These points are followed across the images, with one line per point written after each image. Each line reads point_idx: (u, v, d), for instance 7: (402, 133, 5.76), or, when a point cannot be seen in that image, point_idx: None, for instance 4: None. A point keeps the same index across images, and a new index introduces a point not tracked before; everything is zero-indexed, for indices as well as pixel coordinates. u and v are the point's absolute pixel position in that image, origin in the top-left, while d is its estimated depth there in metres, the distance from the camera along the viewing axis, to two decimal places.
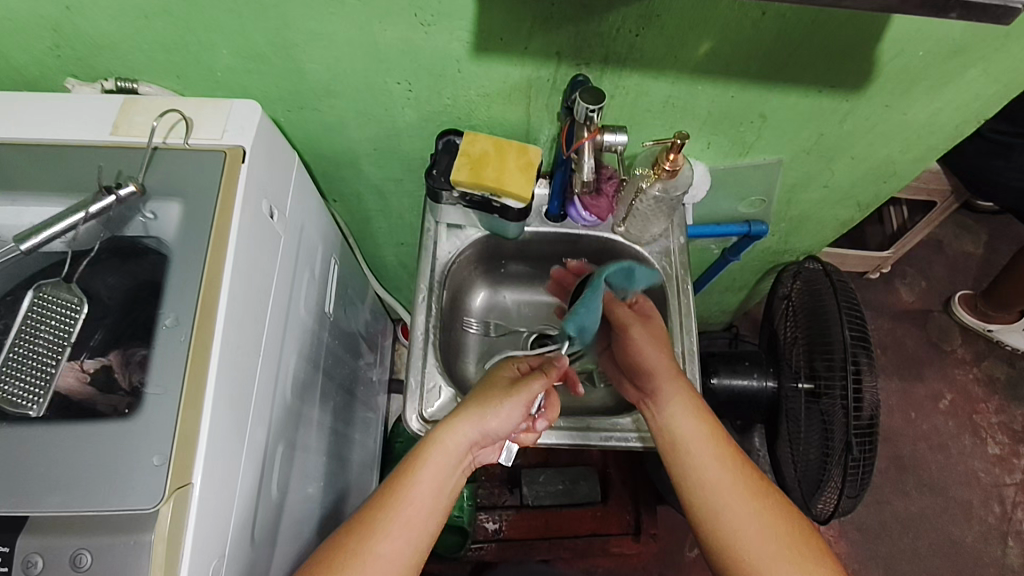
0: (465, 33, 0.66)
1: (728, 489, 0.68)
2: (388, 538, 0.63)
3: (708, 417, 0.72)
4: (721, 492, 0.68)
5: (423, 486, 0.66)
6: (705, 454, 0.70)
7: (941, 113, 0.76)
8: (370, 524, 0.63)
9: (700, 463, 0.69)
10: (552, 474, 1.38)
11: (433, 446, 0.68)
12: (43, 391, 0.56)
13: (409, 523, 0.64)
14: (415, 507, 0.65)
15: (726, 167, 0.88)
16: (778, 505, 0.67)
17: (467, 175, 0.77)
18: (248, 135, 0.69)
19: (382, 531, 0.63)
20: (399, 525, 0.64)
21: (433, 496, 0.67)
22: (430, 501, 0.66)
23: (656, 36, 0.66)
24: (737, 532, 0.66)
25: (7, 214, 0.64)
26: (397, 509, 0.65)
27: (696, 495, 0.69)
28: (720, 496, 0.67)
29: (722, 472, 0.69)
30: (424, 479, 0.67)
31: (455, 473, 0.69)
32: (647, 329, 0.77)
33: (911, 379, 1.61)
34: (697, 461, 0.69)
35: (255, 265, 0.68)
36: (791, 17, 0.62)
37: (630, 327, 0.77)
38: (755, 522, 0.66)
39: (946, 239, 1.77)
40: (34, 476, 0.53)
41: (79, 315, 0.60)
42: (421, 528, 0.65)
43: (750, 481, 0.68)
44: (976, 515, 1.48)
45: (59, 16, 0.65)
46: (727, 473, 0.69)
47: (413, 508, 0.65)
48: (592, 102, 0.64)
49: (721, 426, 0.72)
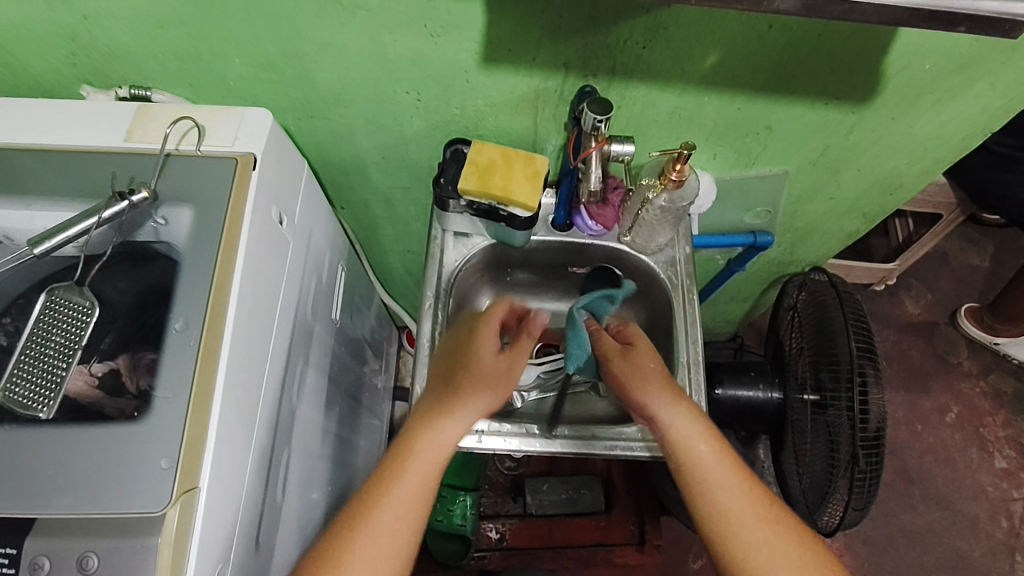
0: (474, 44, 0.67)
1: (739, 514, 0.67)
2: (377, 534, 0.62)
3: (715, 436, 0.71)
4: (730, 517, 0.67)
5: (390, 505, 0.63)
6: (714, 479, 0.68)
7: (946, 127, 0.76)
8: (336, 554, 0.60)
9: (706, 479, 0.68)
10: (555, 483, 1.39)
11: (397, 467, 0.65)
12: (52, 394, 0.56)
13: (381, 548, 0.62)
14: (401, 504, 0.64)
15: (731, 178, 0.88)
16: (788, 533, 0.67)
17: (474, 183, 0.77)
18: (259, 142, 0.69)
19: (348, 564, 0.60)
20: (368, 554, 0.61)
21: (406, 517, 0.63)
22: (401, 523, 0.63)
23: (662, 48, 0.66)
24: (742, 555, 0.66)
25: (21, 218, 0.65)
26: (385, 505, 0.63)
27: (708, 516, 0.67)
28: (728, 520, 0.67)
29: (732, 497, 0.67)
30: (410, 477, 0.65)
31: (430, 479, 0.66)
32: (634, 363, 0.75)
33: (917, 392, 1.61)
34: (709, 483, 0.68)
35: (263, 271, 0.68)
36: (796, 30, 0.63)
37: (610, 362, 0.76)
38: (766, 549, 0.65)
39: (951, 251, 1.77)
40: (42, 478, 0.53)
41: (89, 318, 0.60)
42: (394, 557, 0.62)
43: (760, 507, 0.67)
44: (984, 529, 1.47)
45: (76, 25, 0.66)
46: (738, 499, 0.67)
47: (384, 532, 0.62)
48: (599, 112, 0.65)
49: (726, 445, 0.70)
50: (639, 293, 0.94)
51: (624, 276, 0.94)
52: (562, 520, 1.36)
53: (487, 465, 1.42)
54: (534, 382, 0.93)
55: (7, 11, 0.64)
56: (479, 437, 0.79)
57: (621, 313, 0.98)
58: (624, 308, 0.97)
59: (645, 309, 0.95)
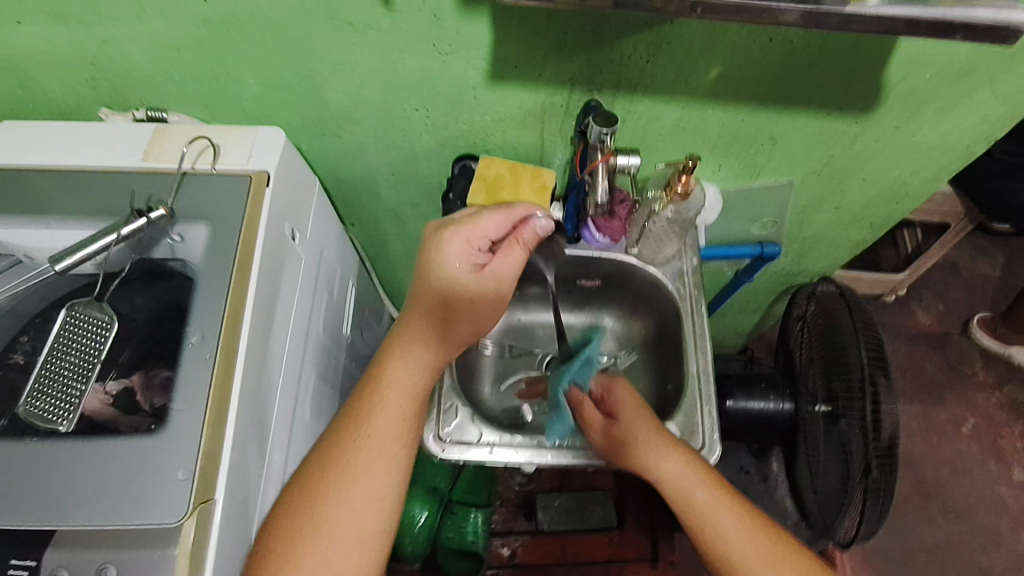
0: (481, 61, 0.69)
1: (742, 549, 0.67)
2: (354, 473, 0.62)
3: (705, 472, 0.71)
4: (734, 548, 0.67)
5: (367, 461, 0.63)
6: (714, 515, 0.68)
7: (950, 136, 0.77)
8: (311, 499, 0.61)
9: (709, 518, 0.68)
10: (565, 498, 1.39)
11: (370, 408, 0.65)
12: (71, 408, 0.57)
13: (359, 506, 0.61)
14: (372, 446, 0.64)
15: (737, 189, 0.89)
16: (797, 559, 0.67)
17: (483, 198, 0.79)
18: (272, 160, 0.71)
19: (330, 523, 0.60)
20: (351, 494, 0.61)
21: (382, 455, 0.63)
22: (381, 465, 0.63)
23: (665, 62, 0.68)
24: None
25: (42, 236, 0.66)
26: (358, 447, 0.63)
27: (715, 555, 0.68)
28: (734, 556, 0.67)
29: (734, 529, 0.68)
30: (383, 416, 0.65)
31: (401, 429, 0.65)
32: (619, 423, 0.74)
33: (931, 403, 1.59)
34: (720, 533, 0.68)
35: (277, 285, 0.69)
36: (796, 42, 0.64)
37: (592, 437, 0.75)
38: None
39: (961, 261, 1.76)
40: (60, 493, 0.54)
41: (109, 333, 0.62)
42: (375, 516, 0.62)
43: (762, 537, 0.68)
44: (1004, 543, 1.44)
45: (97, 49, 0.69)
46: (740, 531, 0.68)
47: (362, 491, 0.62)
48: (604, 125, 0.66)
49: (729, 493, 0.70)
50: (648, 305, 0.95)
51: (632, 287, 0.94)
52: (573, 536, 1.35)
53: (499, 482, 1.43)
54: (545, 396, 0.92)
55: (31, 37, 0.67)
56: (490, 449, 0.78)
57: (630, 325, 0.98)
58: (633, 320, 0.98)
59: (655, 321, 0.95)
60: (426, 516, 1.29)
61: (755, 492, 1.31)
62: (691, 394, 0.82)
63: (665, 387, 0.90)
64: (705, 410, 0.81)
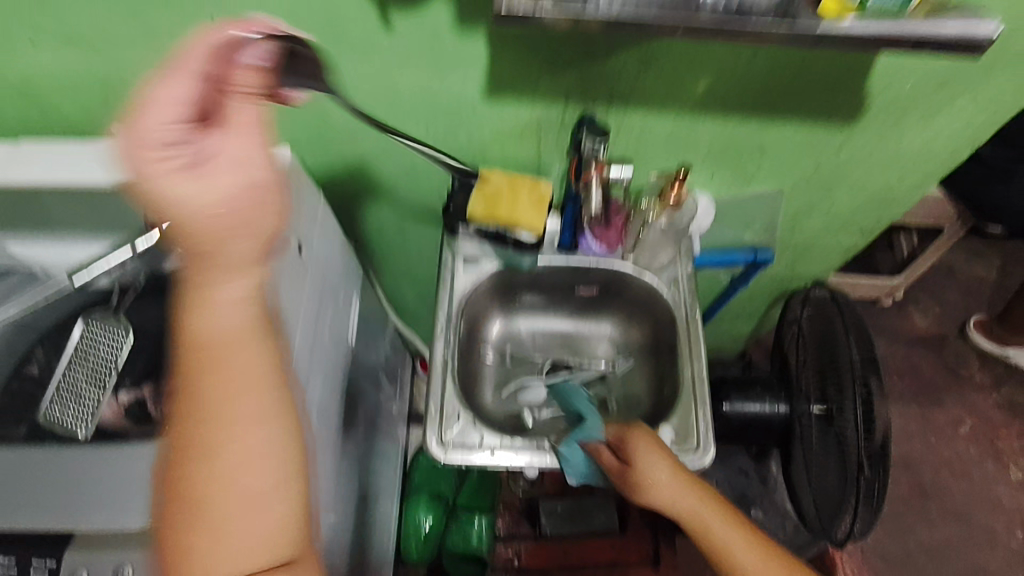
0: (478, 79, 0.72)
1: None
2: (230, 434, 0.43)
3: (719, 503, 0.73)
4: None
5: (250, 409, 0.44)
6: (732, 543, 0.70)
7: (932, 144, 0.79)
8: (185, 485, 0.42)
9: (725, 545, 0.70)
10: (568, 503, 1.38)
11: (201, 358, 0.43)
12: (87, 416, 0.61)
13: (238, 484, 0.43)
14: (235, 388, 0.43)
15: (728, 198, 0.92)
16: None
17: (482, 209, 0.82)
18: (278, 176, 0.74)
19: (211, 507, 0.42)
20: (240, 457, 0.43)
21: (253, 397, 0.44)
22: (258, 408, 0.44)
23: (655, 77, 0.71)
24: None
25: (50, 250, 0.72)
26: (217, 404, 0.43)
27: None
28: None
29: (752, 557, 0.69)
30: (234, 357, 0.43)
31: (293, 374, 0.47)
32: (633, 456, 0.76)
33: (929, 405, 1.61)
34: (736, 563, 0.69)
35: (284, 296, 0.72)
36: (779, 57, 0.67)
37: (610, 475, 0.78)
38: None
39: (957, 264, 1.79)
40: (81, 495, 0.57)
41: (122, 344, 0.66)
42: (273, 489, 0.44)
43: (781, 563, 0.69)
44: (1002, 542, 1.46)
45: (112, 72, 0.72)
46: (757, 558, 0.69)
47: (241, 460, 0.43)
48: (596, 139, 0.69)
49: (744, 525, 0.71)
50: (645, 311, 0.97)
51: (630, 295, 0.96)
52: (576, 541, 1.35)
53: (502, 487, 1.43)
54: (545, 401, 0.94)
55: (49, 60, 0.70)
56: (492, 451, 0.81)
57: (629, 331, 1.00)
58: (631, 327, 1.00)
59: (651, 327, 0.97)
60: (432, 522, 1.37)
61: (755, 495, 1.33)
62: (686, 396, 0.85)
63: (661, 391, 0.92)
64: (700, 413, 0.83)
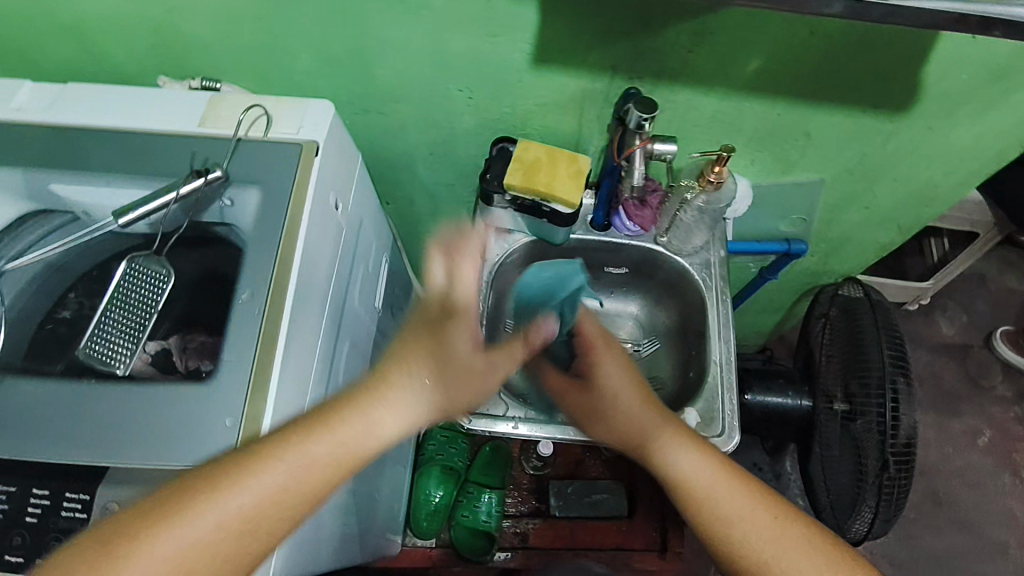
0: (528, 44, 0.71)
1: (729, 506, 0.61)
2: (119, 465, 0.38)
3: (695, 443, 0.66)
4: (732, 518, 0.61)
5: None
6: (707, 479, 0.63)
7: (984, 139, 0.78)
8: None
9: (702, 484, 0.63)
10: (579, 485, 1.39)
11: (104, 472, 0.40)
12: (128, 353, 0.60)
13: None
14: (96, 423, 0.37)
15: (768, 184, 0.90)
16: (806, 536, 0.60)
17: (520, 179, 0.81)
18: (321, 131, 0.72)
19: None
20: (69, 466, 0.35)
21: None
22: None
23: (707, 53, 0.70)
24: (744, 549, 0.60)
25: (103, 194, 0.68)
26: None
27: (701, 515, 0.62)
28: (724, 517, 0.61)
29: (734, 500, 0.62)
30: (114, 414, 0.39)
31: None
32: (610, 366, 0.74)
33: (947, 414, 1.59)
34: (711, 502, 0.62)
35: (321, 254, 0.71)
36: (836, 37, 0.66)
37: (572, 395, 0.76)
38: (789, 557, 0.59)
39: (989, 273, 1.76)
40: (116, 426, 0.56)
41: (166, 287, 0.66)
42: None
43: (762, 508, 0.61)
44: (1011, 555, 1.44)
45: (162, 17, 0.71)
46: (741, 500, 0.61)
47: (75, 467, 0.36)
48: (644, 111, 0.69)
49: (714, 453, 0.65)
50: (674, 294, 0.96)
51: (659, 277, 0.96)
52: (582, 523, 1.36)
53: (514, 465, 1.43)
54: None
55: (88, 5, 0.70)
56: (514, 423, 0.80)
57: (654, 314, 1.00)
58: (658, 309, 0.99)
59: (680, 311, 0.96)
60: (442, 494, 1.34)
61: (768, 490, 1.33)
62: (712, 382, 0.83)
63: (687, 374, 0.92)
64: (725, 398, 0.82)
